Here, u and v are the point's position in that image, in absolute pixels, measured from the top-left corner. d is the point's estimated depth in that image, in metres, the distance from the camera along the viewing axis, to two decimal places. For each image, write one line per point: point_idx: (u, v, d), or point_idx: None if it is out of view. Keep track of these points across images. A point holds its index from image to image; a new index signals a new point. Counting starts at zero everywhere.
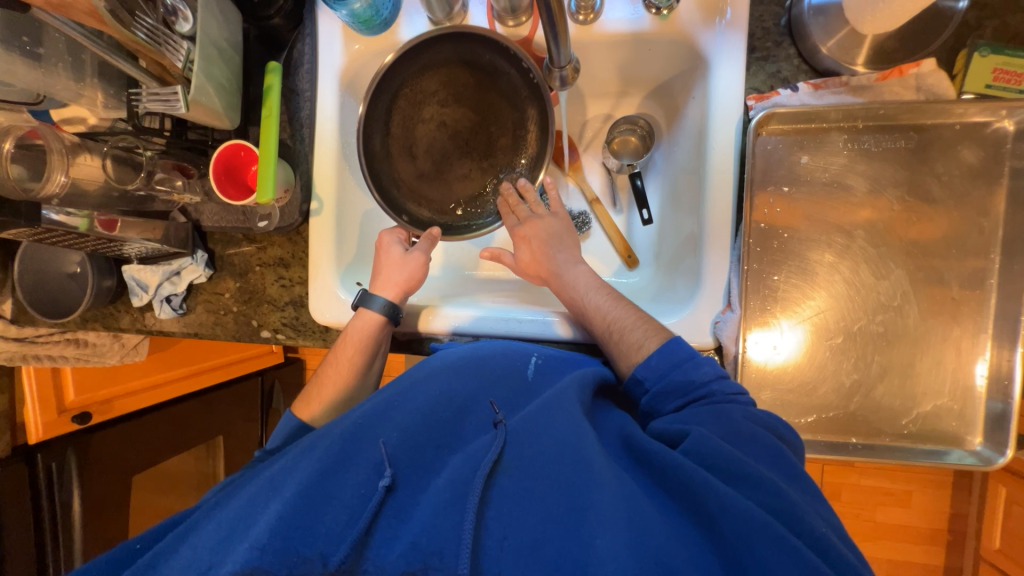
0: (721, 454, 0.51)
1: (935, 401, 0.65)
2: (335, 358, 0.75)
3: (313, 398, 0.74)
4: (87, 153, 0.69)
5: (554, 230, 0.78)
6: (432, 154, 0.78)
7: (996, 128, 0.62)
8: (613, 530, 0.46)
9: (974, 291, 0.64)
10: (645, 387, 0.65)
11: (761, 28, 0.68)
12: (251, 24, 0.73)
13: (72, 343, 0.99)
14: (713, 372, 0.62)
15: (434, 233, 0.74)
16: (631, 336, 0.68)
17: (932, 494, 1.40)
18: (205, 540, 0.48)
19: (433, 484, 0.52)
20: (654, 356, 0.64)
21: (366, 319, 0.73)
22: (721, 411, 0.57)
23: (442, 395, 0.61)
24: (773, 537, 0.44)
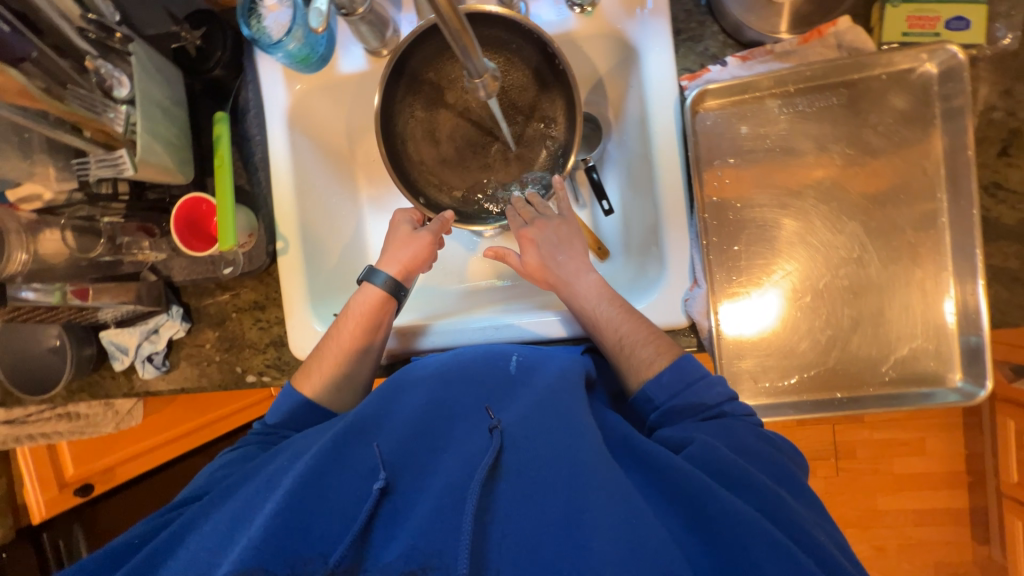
0: (724, 462, 0.52)
1: (910, 344, 0.66)
2: (336, 331, 0.73)
3: (311, 374, 0.71)
4: (46, 228, 0.70)
5: (564, 234, 0.75)
6: (456, 141, 0.78)
7: (921, 73, 0.65)
8: (611, 533, 0.45)
9: (928, 231, 0.66)
10: (655, 405, 0.62)
11: (683, 10, 0.70)
12: (193, 79, 0.75)
13: (64, 417, 0.97)
14: (726, 392, 0.60)
15: (445, 216, 0.73)
16: (642, 351, 0.65)
17: (945, 437, 1.39)
18: (205, 542, 0.49)
19: (429, 487, 0.52)
20: (665, 375, 0.62)
21: (370, 293, 0.73)
22: (727, 424, 0.57)
23: (435, 402, 0.60)
24: (771, 546, 0.45)
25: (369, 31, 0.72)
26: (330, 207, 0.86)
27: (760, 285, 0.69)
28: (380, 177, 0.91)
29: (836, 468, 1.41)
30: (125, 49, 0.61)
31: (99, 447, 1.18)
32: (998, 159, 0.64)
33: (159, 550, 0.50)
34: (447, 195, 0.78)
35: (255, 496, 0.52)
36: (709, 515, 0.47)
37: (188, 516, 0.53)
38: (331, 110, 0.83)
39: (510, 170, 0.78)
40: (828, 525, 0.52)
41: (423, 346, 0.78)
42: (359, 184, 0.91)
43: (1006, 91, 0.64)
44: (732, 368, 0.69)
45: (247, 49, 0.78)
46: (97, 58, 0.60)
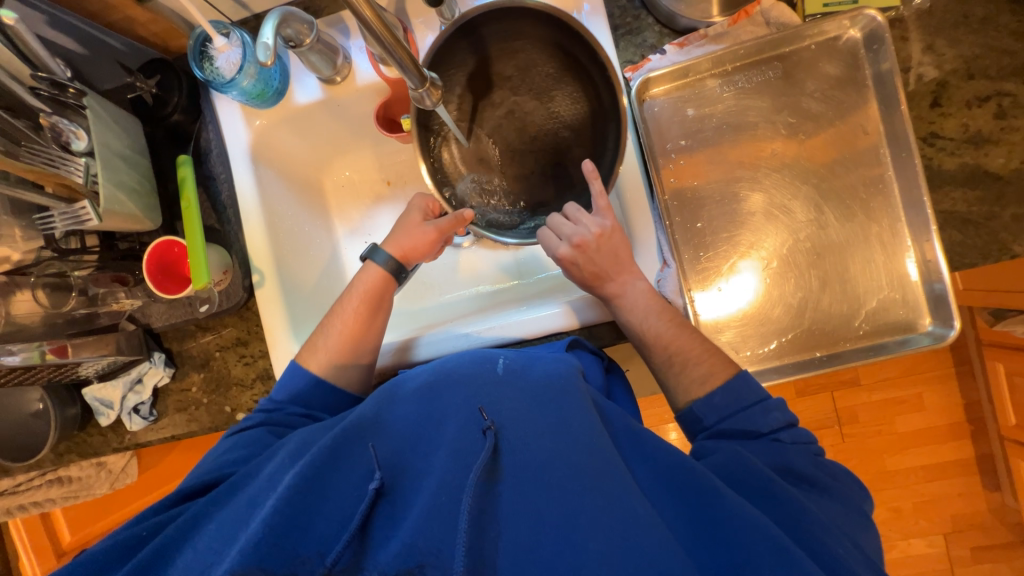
0: (740, 467, 0.53)
1: (878, 296, 0.68)
2: (340, 310, 0.73)
3: (318, 351, 0.72)
4: (19, 289, 0.71)
5: (607, 245, 0.65)
6: (498, 141, 0.69)
7: (847, 39, 0.69)
8: (608, 533, 0.46)
9: (876, 188, 0.69)
10: (704, 426, 0.60)
11: (617, 8, 0.73)
12: (154, 127, 0.77)
13: (55, 483, 0.95)
14: (781, 420, 0.59)
15: (464, 216, 0.67)
16: (694, 370, 0.62)
17: (942, 390, 1.41)
18: (206, 544, 0.48)
19: (424, 485, 0.51)
20: (719, 394, 0.60)
21: (373, 270, 0.74)
22: (778, 447, 0.56)
23: (431, 409, 0.57)
24: (774, 551, 0.45)
25: (321, 60, 0.72)
26: (304, 237, 0.87)
27: (731, 261, 0.71)
28: (351, 203, 0.94)
29: (841, 435, 1.43)
30: (80, 104, 0.61)
31: (96, 511, 1.16)
32: (932, 111, 0.68)
33: (156, 558, 0.49)
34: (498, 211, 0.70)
35: (252, 501, 0.51)
36: (709, 513, 0.48)
37: (193, 513, 0.52)
38: (294, 143, 0.85)
39: (560, 157, 0.68)
40: (792, 481, 0.54)
41: (414, 357, 0.78)
42: (330, 213, 0.93)
43: (929, 47, 0.67)
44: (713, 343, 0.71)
45: (203, 91, 0.79)
46: (51, 114, 0.60)
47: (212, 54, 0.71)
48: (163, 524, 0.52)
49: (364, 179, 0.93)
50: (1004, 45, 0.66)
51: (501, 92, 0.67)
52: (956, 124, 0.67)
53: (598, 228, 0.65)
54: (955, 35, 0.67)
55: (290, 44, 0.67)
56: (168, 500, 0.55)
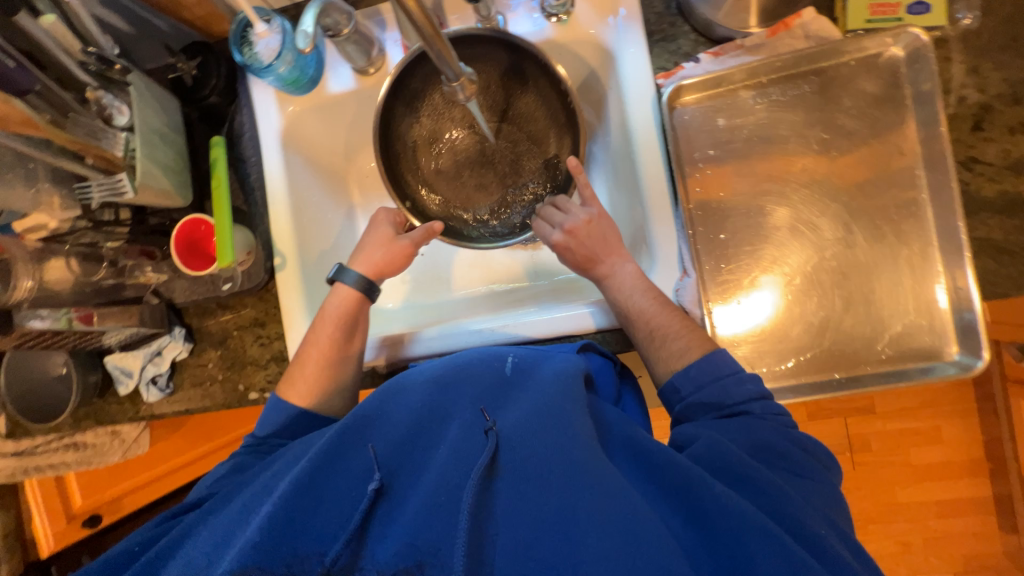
0: (731, 457, 0.51)
1: (903, 321, 0.67)
2: (312, 336, 0.73)
3: (296, 383, 0.71)
4: (52, 256, 0.72)
5: (596, 232, 0.71)
6: (454, 154, 0.81)
7: (888, 57, 0.67)
8: (604, 532, 0.45)
9: (909, 210, 0.67)
10: (681, 397, 0.62)
11: (654, 14, 0.73)
12: (191, 107, 0.79)
13: (71, 448, 0.98)
14: (755, 390, 0.59)
15: (433, 228, 0.74)
16: (673, 344, 0.65)
17: (961, 424, 1.36)
18: (198, 551, 0.48)
19: (422, 484, 0.51)
20: (694, 367, 0.62)
21: (344, 293, 0.74)
22: (752, 422, 0.56)
23: (430, 404, 0.57)
24: (766, 538, 0.44)
25: (355, 51, 0.74)
26: (326, 224, 0.88)
27: (752, 275, 0.70)
28: (373, 193, 0.94)
29: (852, 463, 1.39)
30: (124, 79, 0.64)
31: (109, 476, 1.20)
32: (972, 134, 0.66)
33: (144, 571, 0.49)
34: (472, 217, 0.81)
35: (252, 500, 0.52)
36: (705, 509, 0.47)
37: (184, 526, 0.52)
38: (324, 131, 0.86)
39: (531, 181, 0.79)
40: (782, 467, 0.53)
41: (419, 352, 0.78)
42: (353, 201, 0.94)
43: (973, 69, 0.66)
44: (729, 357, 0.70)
45: (240, 76, 0.81)
46: (97, 88, 0.63)
47: (252, 39, 0.73)
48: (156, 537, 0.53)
49: None
50: None
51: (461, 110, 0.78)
52: (997, 150, 0.65)
53: (587, 215, 0.71)
54: (1002, 59, 0.65)
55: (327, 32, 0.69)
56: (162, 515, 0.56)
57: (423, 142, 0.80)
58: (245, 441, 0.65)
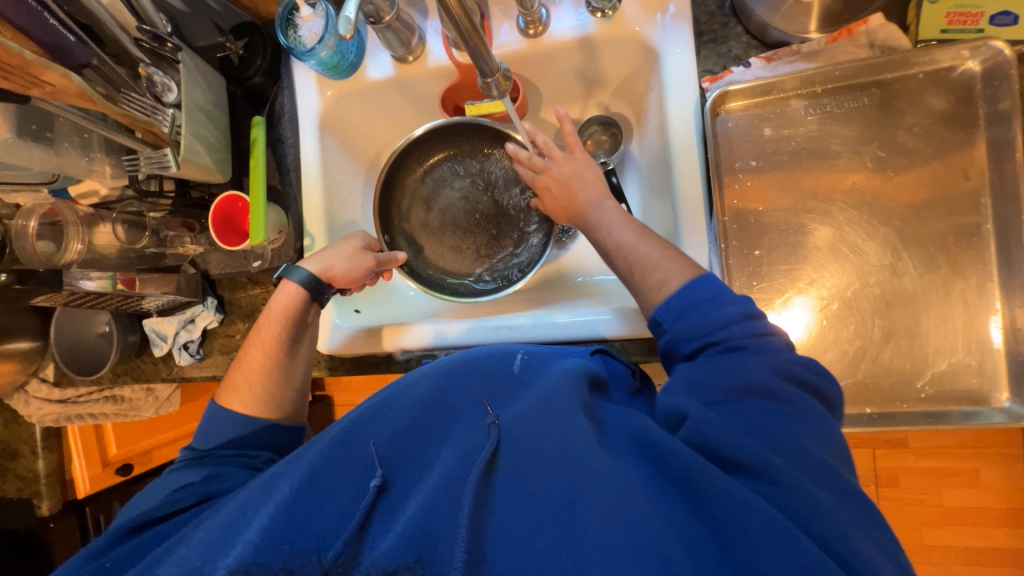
0: (732, 440, 0.45)
1: (949, 359, 0.62)
2: (258, 338, 0.72)
3: (241, 391, 0.70)
4: (101, 222, 0.78)
5: (568, 171, 0.72)
6: (444, 215, 0.86)
7: (962, 72, 0.62)
8: (601, 523, 0.43)
9: (969, 239, 0.62)
10: (664, 329, 0.57)
11: (705, 13, 0.69)
12: (236, 86, 0.81)
13: (110, 400, 1.05)
14: (738, 313, 0.54)
15: (396, 259, 0.77)
16: (653, 277, 0.60)
17: (1004, 470, 1.26)
18: (191, 551, 0.49)
19: (427, 480, 0.51)
20: (674, 297, 0.57)
21: (289, 291, 0.73)
22: (739, 361, 0.51)
23: (437, 398, 0.59)
24: (773, 530, 0.39)
25: (395, 38, 0.74)
26: (356, 208, 0.89)
27: (785, 294, 0.67)
28: None
29: (876, 497, 1.32)
30: (175, 57, 0.66)
31: (143, 429, 1.29)
32: None
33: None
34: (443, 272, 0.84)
35: (255, 496, 0.53)
36: (707, 501, 0.43)
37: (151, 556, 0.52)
38: (360, 117, 0.87)
39: (504, 260, 0.84)
40: (789, 419, 0.47)
41: (433, 343, 0.79)
42: None
43: None
44: None
45: (284, 58, 0.82)
46: (149, 65, 0.65)
47: (297, 22, 0.74)
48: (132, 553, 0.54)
49: None
50: None
51: (460, 182, 0.85)
52: None
53: (563, 159, 0.72)
54: None
55: (371, 19, 0.68)
56: (109, 537, 0.56)
57: (412, 202, 0.85)
58: (245, 420, 0.67)
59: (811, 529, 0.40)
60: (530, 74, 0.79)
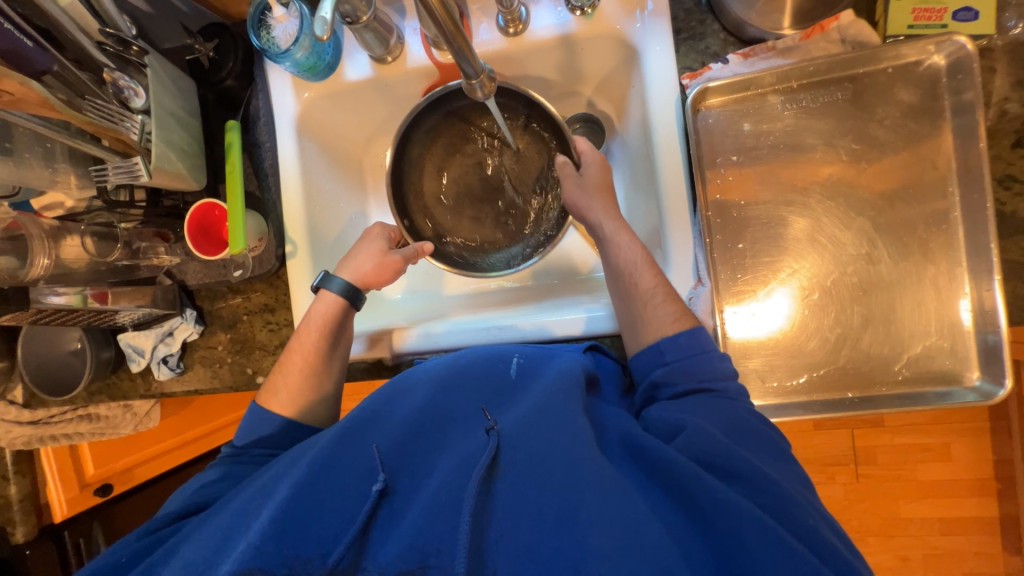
0: (720, 449, 0.48)
1: (924, 342, 0.65)
2: (296, 344, 0.71)
3: (278, 392, 0.69)
4: (68, 235, 0.73)
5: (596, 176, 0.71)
6: (458, 185, 0.81)
7: (928, 66, 0.64)
8: (606, 530, 0.43)
9: (939, 227, 0.65)
10: (665, 360, 0.59)
11: (682, 10, 0.70)
12: (207, 90, 0.78)
13: (85, 419, 1.01)
14: (730, 371, 0.58)
15: (423, 249, 0.73)
16: (663, 308, 0.62)
17: (972, 443, 1.33)
18: (195, 553, 0.48)
19: (426, 487, 0.51)
20: (682, 335, 0.59)
21: (329, 300, 0.72)
22: (731, 404, 0.54)
23: (433, 403, 0.58)
24: (764, 533, 0.41)
25: (373, 39, 0.72)
26: (338, 213, 0.88)
27: (768, 285, 0.69)
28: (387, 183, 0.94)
29: (856, 474, 1.38)
30: (141, 61, 0.63)
31: (123, 447, 1.23)
32: (1013, 151, 0.62)
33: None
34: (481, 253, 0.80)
35: (251, 503, 0.51)
36: (700, 504, 0.45)
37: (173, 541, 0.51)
38: (339, 119, 0.85)
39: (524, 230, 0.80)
40: (767, 450, 0.51)
41: (424, 346, 0.78)
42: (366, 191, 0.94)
43: (1019, 82, 0.62)
44: (739, 368, 0.68)
45: (257, 59, 0.80)
46: (114, 70, 0.60)
47: (270, 23, 0.71)
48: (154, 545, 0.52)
49: None
50: None
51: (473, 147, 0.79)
52: None
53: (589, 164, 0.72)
54: None
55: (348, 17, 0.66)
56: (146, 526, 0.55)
57: (424, 171, 0.79)
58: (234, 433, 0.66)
59: (800, 535, 0.43)
60: (511, 73, 0.79)
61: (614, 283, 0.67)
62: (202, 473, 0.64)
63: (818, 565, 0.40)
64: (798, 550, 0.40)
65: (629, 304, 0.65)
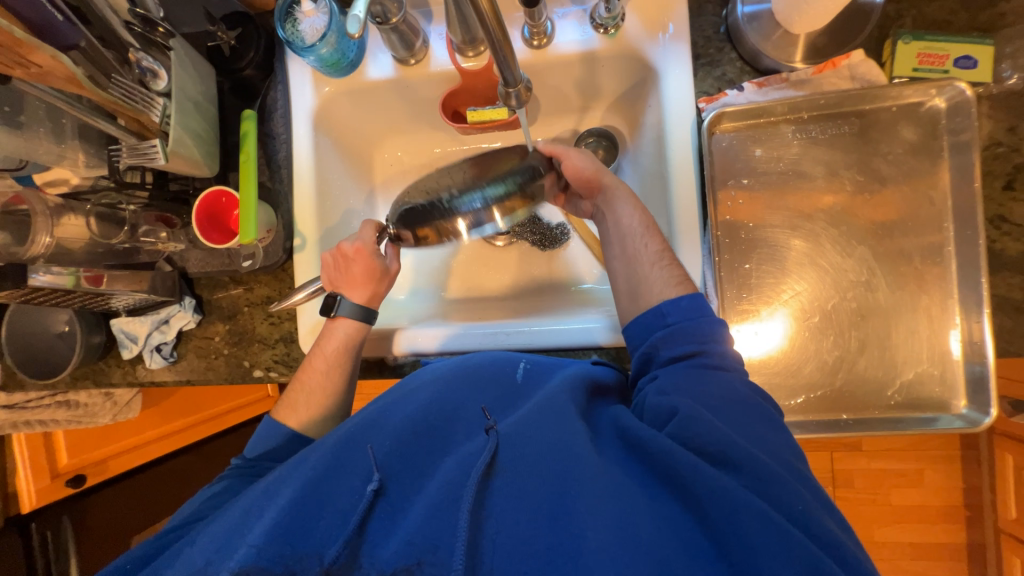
0: (713, 436, 0.47)
1: (916, 369, 0.67)
2: (312, 362, 0.70)
3: (298, 408, 0.68)
4: (71, 213, 0.71)
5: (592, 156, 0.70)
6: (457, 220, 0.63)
7: (930, 107, 0.68)
8: (603, 523, 0.43)
9: (934, 259, 0.68)
10: (665, 322, 0.59)
11: (702, 37, 0.73)
12: (225, 77, 0.78)
13: (63, 406, 0.97)
14: (725, 335, 0.58)
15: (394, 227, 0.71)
16: (663, 271, 0.64)
17: (943, 471, 1.37)
18: (201, 550, 0.48)
19: (428, 485, 0.50)
20: (684, 299, 0.60)
21: (347, 320, 0.71)
22: (728, 379, 0.54)
23: (438, 400, 0.57)
24: (761, 521, 0.41)
25: (399, 40, 0.73)
26: (348, 209, 0.87)
27: (770, 305, 0.71)
28: (397, 184, 0.94)
29: (834, 497, 1.41)
30: (166, 44, 0.63)
31: (101, 436, 1.19)
32: (1003, 193, 0.66)
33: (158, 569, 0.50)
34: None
35: (254, 507, 0.51)
36: (696, 494, 0.44)
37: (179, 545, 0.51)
38: (355, 116, 0.85)
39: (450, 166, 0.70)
40: (760, 421, 0.51)
41: (431, 349, 0.77)
42: (375, 189, 0.94)
43: (1010, 129, 0.66)
44: None
45: (279, 51, 0.80)
46: (138, 50, 0.61)
47: (297, 16, 0.71)
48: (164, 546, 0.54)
49: (412, 158, 0.94)
50: None
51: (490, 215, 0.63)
52: None
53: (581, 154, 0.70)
54: None
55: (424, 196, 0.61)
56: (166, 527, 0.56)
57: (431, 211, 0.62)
58: None
59: (797, 522, 0.43)
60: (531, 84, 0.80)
61: (620, 247, 0.67)
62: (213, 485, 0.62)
63: (817, 553, 0.40)
64: (796, 538, 0.40)
65: (633, 267, 0.66)
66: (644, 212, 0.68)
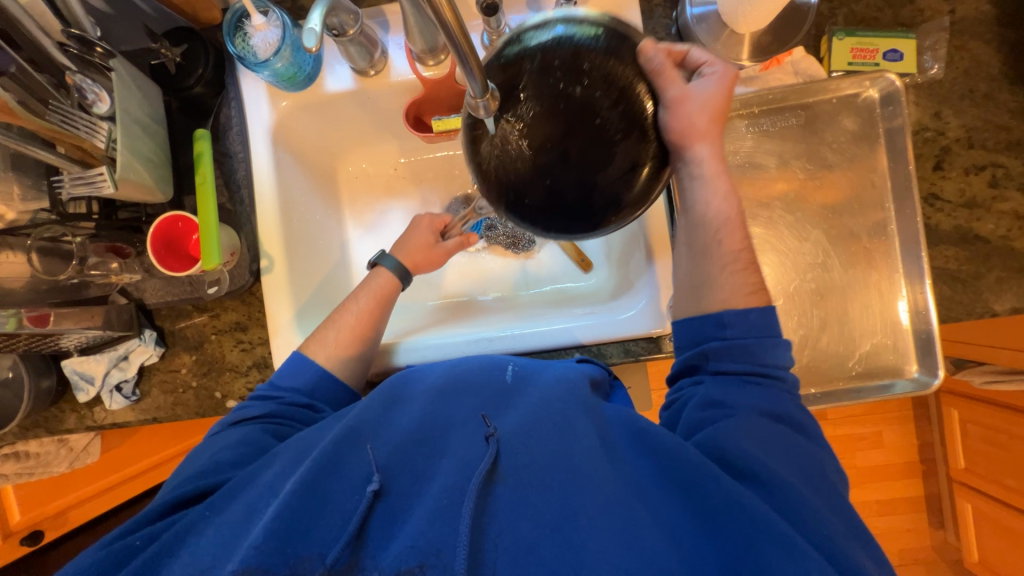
0: (736, 450, 0.50)
1: (871, 340, 0.73)
2: (351, 304, 0.73)
3: (326, 344, 0.69)
4: (10, 250, 0.66)
5: (690, 109, 0.56)
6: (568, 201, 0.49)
7: (865, 98, 0.73)
8: (611, 531, 0.45)
9: (880, 237, 0.73)
10: (723, 334, 0.58)
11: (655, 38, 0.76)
12: (172, 96, 0.74)
13: (12, 458, 0.90)
14: (787, 359, 0.58)
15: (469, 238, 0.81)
16: (733, 277, 0.61)
17: (900, 430, 1.48)
18: (205, 546, 0.46)
19: (427, 491, 0.49)
20: (752, 312, 0.58)
21: (388, 273, 0.75)
22: (768, 395, 0.55)
23: (431, 412, 0.56)
24: (774, 538, 0.43)
25: (358, 52, 0.72)
26: (316, 225, 0.85)
27: None
28: (364, 197, 0.93)
29: None
30: (106, 64, 0.60)
31: (51, 490, 1.09)
32: (935, 173, 0.72)
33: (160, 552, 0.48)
34: (550, 28, 0.47)
35: (254, 504, 0.49)
36: (710, 502, 0.47)
37: (193, 517, 0.50)
38: (315, 130, 0.83)
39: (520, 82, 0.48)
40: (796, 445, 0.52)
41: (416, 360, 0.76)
42: (342, 204, 0.92)
43: (935, 114, 0.73)
44: None
45: (229, 66, 0.76)
46: (76, 72, 0.58)
47: (246, 30, 0.69)
48: (159, 532, 0.50)
49: (378, 171, 0.93)
50: (1001, 121, 0.71)
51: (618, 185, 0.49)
52: (954, 189, 0.72)
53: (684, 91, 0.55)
54: (961, 106, 0.72)
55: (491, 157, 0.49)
56: (159, 510, 0.53)
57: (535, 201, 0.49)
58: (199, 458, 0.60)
59: (811, 540, 0.45)
60: None
61: (688, 237, 0.64)
62: (241, 426, 0.62)
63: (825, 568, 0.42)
64: (809, 556, 0.42)
65: (698, 264, 0.63)
66: (729, 201, 0.62)
